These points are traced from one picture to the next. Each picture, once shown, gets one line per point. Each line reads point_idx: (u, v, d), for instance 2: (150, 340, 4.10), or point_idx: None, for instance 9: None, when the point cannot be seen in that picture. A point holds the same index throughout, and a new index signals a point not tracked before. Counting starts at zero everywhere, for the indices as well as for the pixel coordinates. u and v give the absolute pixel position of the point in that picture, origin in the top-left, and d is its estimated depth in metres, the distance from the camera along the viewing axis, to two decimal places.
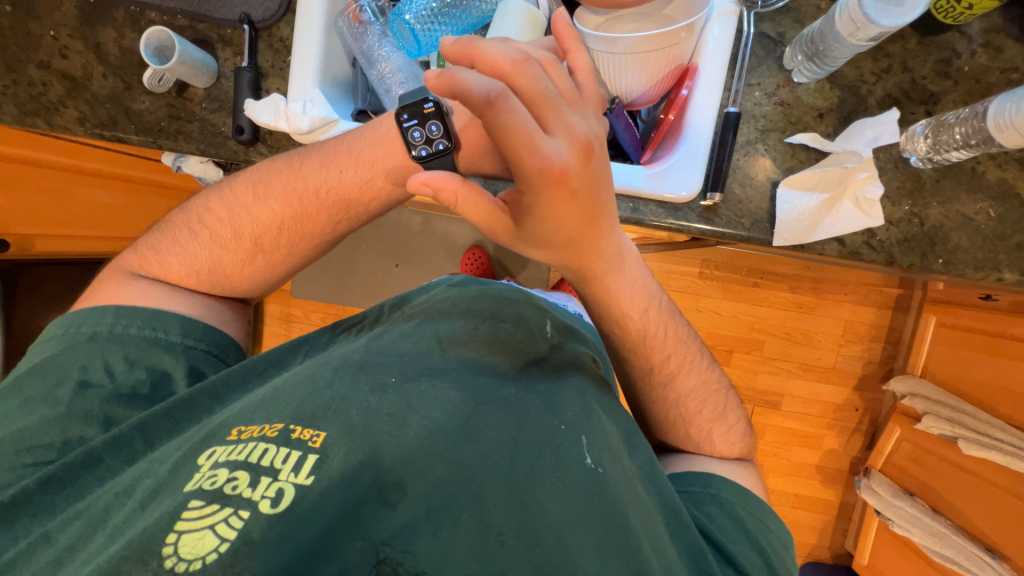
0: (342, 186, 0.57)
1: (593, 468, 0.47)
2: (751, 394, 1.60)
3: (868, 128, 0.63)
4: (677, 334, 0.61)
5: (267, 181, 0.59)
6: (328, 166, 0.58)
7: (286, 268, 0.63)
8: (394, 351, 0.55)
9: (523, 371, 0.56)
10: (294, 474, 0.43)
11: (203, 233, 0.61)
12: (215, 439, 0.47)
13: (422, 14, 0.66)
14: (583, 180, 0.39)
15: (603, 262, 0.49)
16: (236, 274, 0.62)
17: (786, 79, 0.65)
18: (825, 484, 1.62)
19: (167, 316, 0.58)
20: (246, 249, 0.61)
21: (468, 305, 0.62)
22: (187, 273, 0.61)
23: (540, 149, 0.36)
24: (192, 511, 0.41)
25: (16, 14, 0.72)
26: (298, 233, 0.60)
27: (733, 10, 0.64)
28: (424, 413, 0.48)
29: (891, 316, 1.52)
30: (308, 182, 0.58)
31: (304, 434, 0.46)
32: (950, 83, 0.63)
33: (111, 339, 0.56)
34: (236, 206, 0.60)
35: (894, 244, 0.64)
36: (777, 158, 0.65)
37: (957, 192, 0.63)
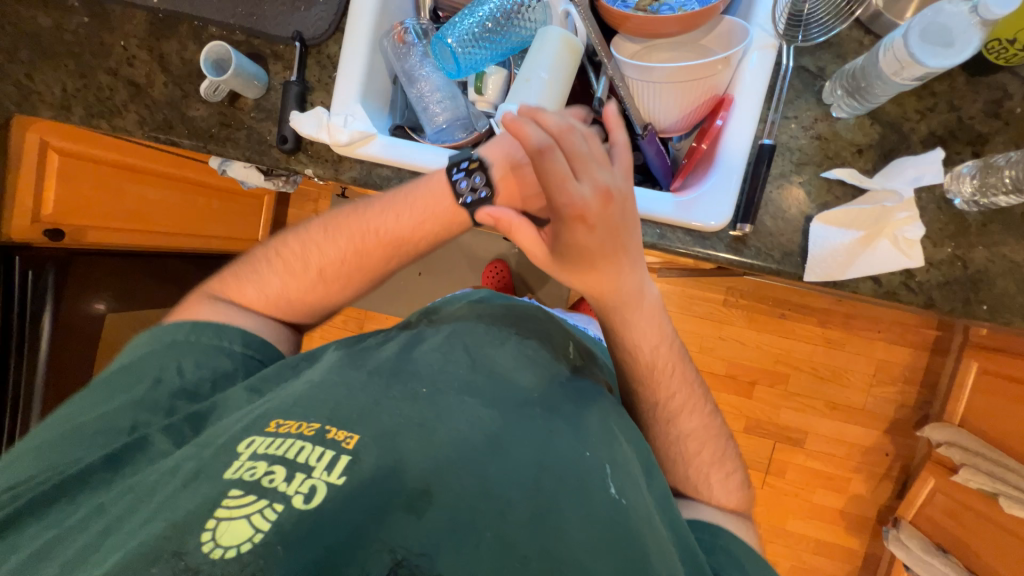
0: (399, 228, 0.63)
1: (617, 500, 0.47)
2: (772, 429, 1.54)
3: (910, 167, 0.61)
4: (690, 375, 0.62)
5: (338, 221, 0.66)
6: (385, 211, 0.64)
7: (335, 299, 0.68)
8: (428, 362, 0.56)
9: (551, 392, 0.55)
10: (327, 473, 0.44)
11: (278, 263, 0.67)
12: (252, 429, 0.48)
13: (465, 38, 0.67)
14: (601, 221, 0.47)
15: (624, 299, 0.54)
16: (298, 301, 0.66)
17: (824, 114, 0.64)
18: (849, 531, 1.54)
19: (232, 329, 0.62)
20: (310, 279, 0.66)
21: (496, 324, 0.63)
22: (255, 300, 0.66)
23: (569, 190, 0.46)
24: (231, 499, 0.42)
25: (93, 25, 0.79)
26: (358, 268, 0.65)
27: (772, 42, 0.63)
28: (452, 426, 0.49)
29: (928, 358, 1.45)
30: (369, 226, 0.64)
31: (338, 435, 0.47)
32: (1000, 125, 0.61)
33: (185, 345, 0.60)
34: (307, 242, 0.66)
35: (934, 286, 0.61)
36: (812, 193, 0.64)
37: (1005, 236, 0.60)
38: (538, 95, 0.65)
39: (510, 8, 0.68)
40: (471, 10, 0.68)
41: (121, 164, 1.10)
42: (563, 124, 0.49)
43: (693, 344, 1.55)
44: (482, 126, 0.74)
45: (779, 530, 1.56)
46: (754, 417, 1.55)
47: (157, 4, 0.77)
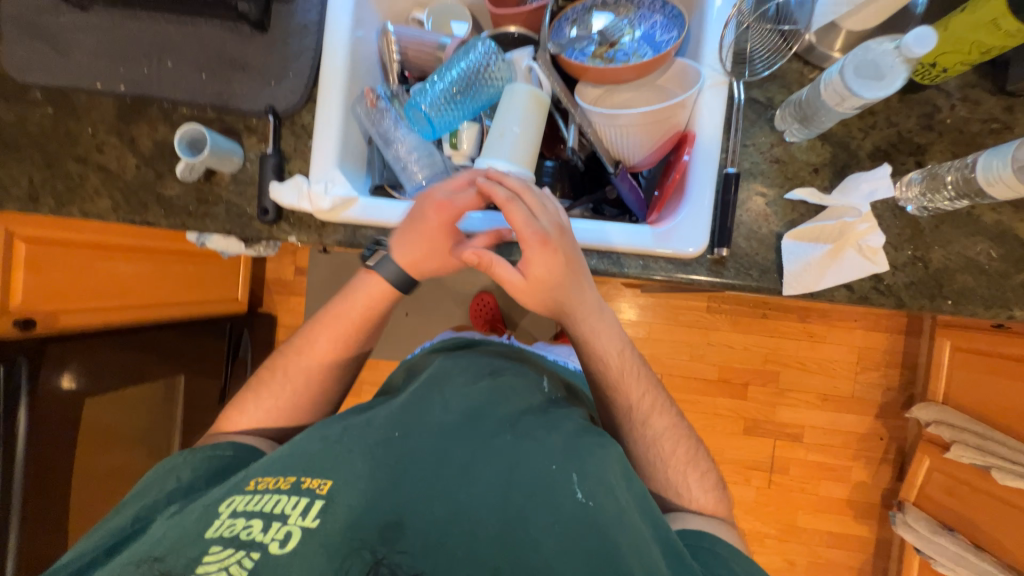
0: (352, 306, 0.73)
1: (584, 504, 0.47)
2: (770, 428, 1.57)
3: (863, 182, 0.66)
4: (648, 376, 0.68)
5: (312, 329, 0.75)
6: (343, 294, 0.75)
7: (325, 403, 0.76)
8: (408, 409, 0.57)
9: (522, 416, 0.57)
10: (302, 518, 0.46)
11: (261, 382, 0.74)
12: (234, 490, 0.50)
13: (436, 101, 0.71)
14: (560, 245, 0.59)
15: (587, 312, 0.64)
16: (289, 407, 0.72)
17: (778, 139, 0.69)
18: (858, 519, 1.56)
19: (224, 443, 0.66)
20: (290, 381, 0.73)
21: (471, 365, 0.65)
22: (255, 421, 0.71)
23: (534, 222, 0.58)
24: (211, 555, 0.44)
25: (57, 115, 0.78)
26: (328, 353, 0.74)
27: (722, 79, 0.68)
28: (422, 463, 0.51)
29: (904, 341, 1.52)
30: (329, 311, 0.74)
31: (313, 481, 0.49)
32: (935, 135, 0.67)
33: (185, 456, 0.64)
34: (279, 361, 0.74)
35: (902, 287, 0.65)
36: (778, 212, 0.68)
37: (957, 235, 0.65)
38: (511, 147, 0.68)
39: (477, 69, 0.70)
40: (440, 75, 0.71)
41: (94, 243, 1.10)
42: (520, 183, 0.61)
43: (684, 353, 1.58)
44: None
45: (791, 528, 1.57)
46: (752, 417, 1.57)
47: (124, 90, 0.77)
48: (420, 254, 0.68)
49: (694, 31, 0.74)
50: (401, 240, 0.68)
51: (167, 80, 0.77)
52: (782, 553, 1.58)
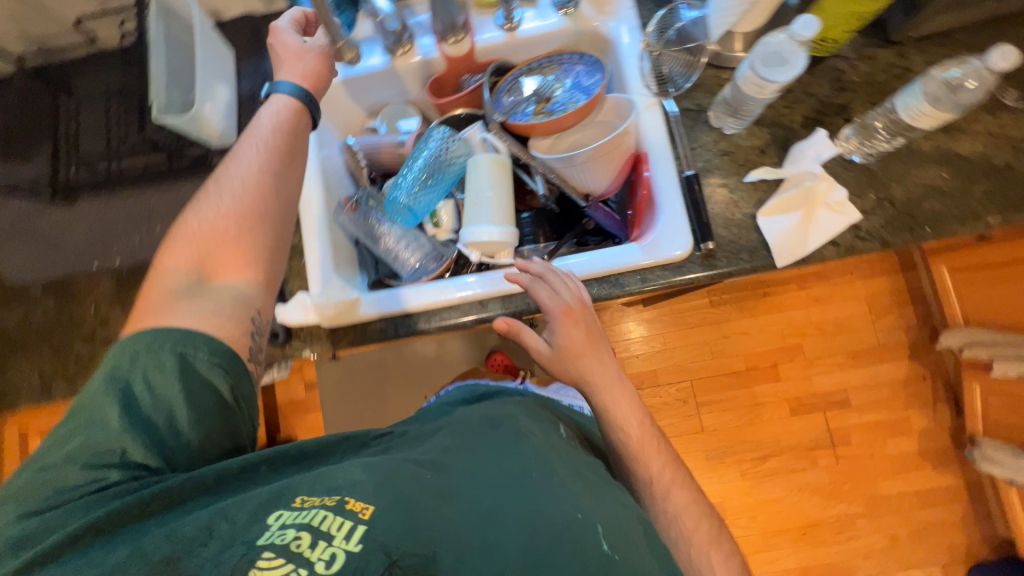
0: (251, 158, 0.61)
1: (610, 556, 0.45)
2: (815, 401, 1.54)
3: (808, 149, 0.71)
4: (666, 448, 0.71)
5: (234, 170, 0.60)
6: (245, 144, 0.62)
7: (270, 239, 0.59)
8: (449, 450, 0.53)
9: (548, 457, 0.53)
10: (346, 541, 0.41)
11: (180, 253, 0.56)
12: (277, 498, 0.44)
13: (410, 189, 0.78)
14: (581, 317, 0.68)
15: (608, 377, 0.70)
16: (231, 285, 0.56)
17: (719, 135, 0.75)
18: (938, 468, 1.49)
19: (195, 335, 0.51)
20: (213, 238, 0.57)
21: (489, 408, 0.60)
22: (189, 270, 0.55)
23: (558, 296, 0.68)
24: (262, 562, 0.40)
25: (58, 303, 0.80)
26: (246, 205, 0.58)
27: (653, 100, 0.76)
28: (456, 500, 0.47)
29: (903, 278, 1.55)
30: (229, 164, 0.61)
31: (357, 503, 0.43)
32: (850, 93, 0.74)
33: (140, 357, 0.50)
34: (192, 225, 0.58)
35: (880, 229, 0.69)
36: (744, 196, 0.72)
37: (906, 169, 0.71)
38: (489, 210, 0.73)
39: (440, 152, 0.77)
40: (408, 167, 0.78)
41: None
42: (546, 264, 0.70)
43: (705, 353, 1.57)
44: (450, 252, 0.81)
45: (877, 499, 1.49)
46: (794, 396, 1.54)
47: (119, 262, 0.80)
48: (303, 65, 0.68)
49: (614, 70, 0.83)
50: (287, 69, 0.67)
51: (158, 241, 0.81)
52: (880, 530, 1.48)
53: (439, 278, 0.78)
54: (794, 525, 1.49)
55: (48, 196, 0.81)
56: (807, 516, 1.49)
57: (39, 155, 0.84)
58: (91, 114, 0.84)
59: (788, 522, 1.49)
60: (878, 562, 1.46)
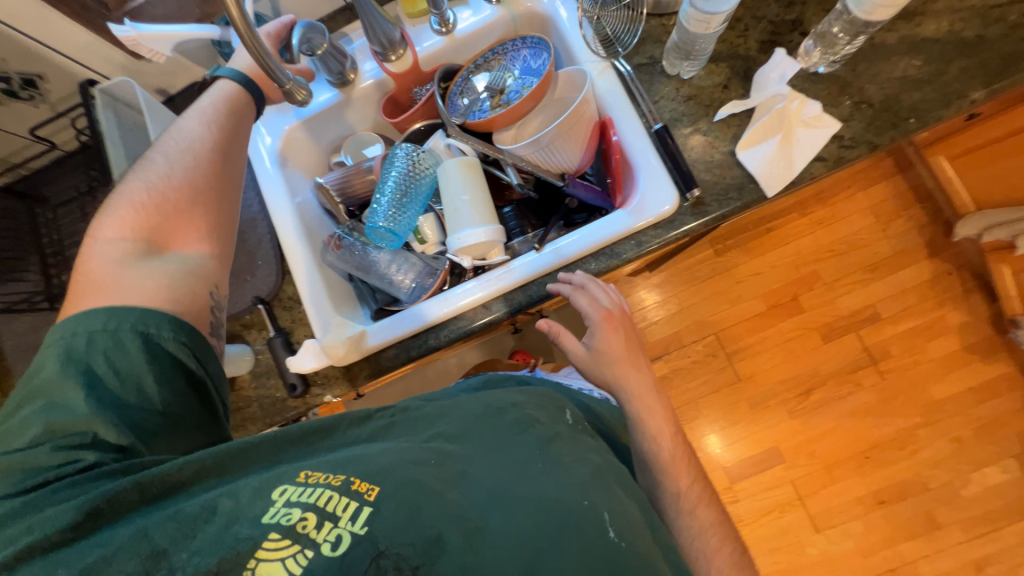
0: (198, 130, 0.62)
1: (616, 545, 0.42)
2: (844, 323, 1.51)
3: (771, 72, 0.70)
4: (695, 468, 0.72)
5: (180, 145, 0.60)
6: (188, 118, 0.63)
7: (221, 213, 0.61)
8: (454, 439, 0.49)
9: (554, 440, 0.49)
10: (351, 523, 0.39)
11: (125, 227, 0.55)
12: (280, 476, 0.42)
13: (389, 213, 0.76)
14: (619, 324, 0.73)
15: (643, 385, 0.72)
16: (190, 261, 0.57)
17: (679, 81, 0.73)
18: (988, 360, 1.45)
19: (159, 313, 0.51)
20: (164, 212, 0.56)
21: (491, 395, 0.55)
22: (136, 237, 0.55)
23: (599, 298, 0.70)
24: (269, 543, 0.38)
25: None
26: (200, 180, 0.59)
27: (605, 64, 0.75)
28: (465, 482, 0.44)
29: (902, 179, 1.51)
30: (173, 136, 0.61)
31: (362, 484, 0.41)
32: (801, 6, 0.72)
33: (102, 339, 0.48)
34: (137, 197, 0.56)
35: (864, 133, 0.67)
36: (719, 135, 0.71)
37: (876, 66, 0.69)
38: (470, 213, 0.73)
39: (408, 169, 0.77)
40: (381, 193, 0.77)
41: None
42: (585, 275, 0.71)
43: (723, 302, 1.55)
44: (441, 264, 0.80)
45: (932, 405, 1.45)
46: (823, 322, 1.51)
47: None
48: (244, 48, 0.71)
49: (560, 45, 0.82)
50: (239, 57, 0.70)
51: None
52: (944, 435, 1.44)
53: (438, 292, 0.78)
54: (855, 451, 1.46)
55: (46, 307, 0.82)
56: (865, 438, 1.46)
57: (30, 270, 0.85)
58: (69, 218, 0.85)
59: (849, 449, 1.46)
60: (949, 468, 1.42)
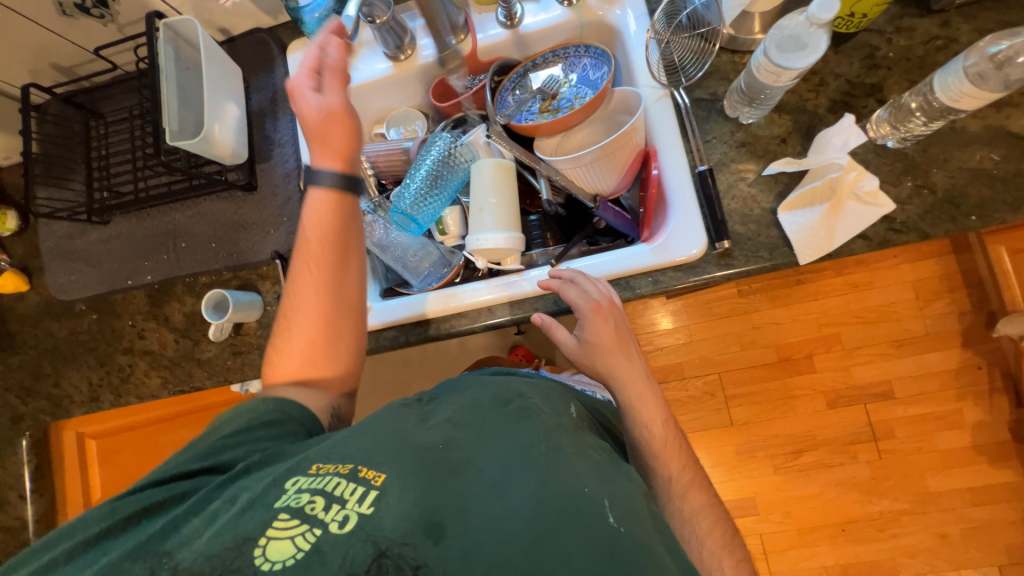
0: (315, 251, 0.64)
1: (615, 530, 0.40)
2: (855, 393, 1.46)
3: (834, 137, 0.65)
4: (687, 453, 0.69)
5: (306, 271, 0.63)
6: (306, 232, 0.65)
7: (341, 342, 0.63)
8: (461, 425, 0.51)
9: (557, 433, 0.50)
10: (358, 505, 0.41)
11: (284, 361, 0.62)
12: (296, 467, 0.46)
13: (415, 199, 0.75)
14: (610, 314, 0.67)
15: (633, 374, 0.69)
16: (327, 376, 0.62)
17: (736, 125, 0.70)
18: (996, 464, 1.39)
19: (292, 407, 0.57)
20: (305, 347, 0.62)
21: (497, 387, 0.57)
22: (288, 378, 0.61)
23: (586, 293, 0.67)
24: (280, 521, 0.41)
25: (101, 319, 0.86)
26: (325, 303, 0.62)
27: (663, 92, 0.72)
28: (469, 470, 0.45)
29: (956, 260, 1.43)
30: (302, 260, 0.64)
31: (369, 471, 0.44)
32: (885, 71, 0.68)
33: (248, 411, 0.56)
34: (287, 337, 0.63)
35: (918, 219, 0.64)
36: (764, 190, 0.68)
37: (950, 152, 0.64)
38: (494, 217, 0.72)
39: (444, 158, 0.77)
40: (411, 177, 0.77)
41: (150, 420, 1.12)
42: (576, 270, 0.70)
43: (734, 344, 1.51)
44: (457, 258, 0.81)
45: (925, 496, 1.40)
46: (831, 388, 1.47)
47: (151, 279, 0.85)
48: (330, 146, 0.66)
49: (623, 61, 0.79)
50: (315, 150, 0.66)
51: (184, 258, 0.85)
52: (929, 528, 1.39)
53: (450, 283, 0.79)
54: (832, 521, 1.43)
55: (86, 220, 0.86)
56: (846, 512, 1.43)
57: (75, 179, 0.89)
58: (119, 137, 0.88)
59: (827, 518, 1.44)
60: (924, 561, 1.39)
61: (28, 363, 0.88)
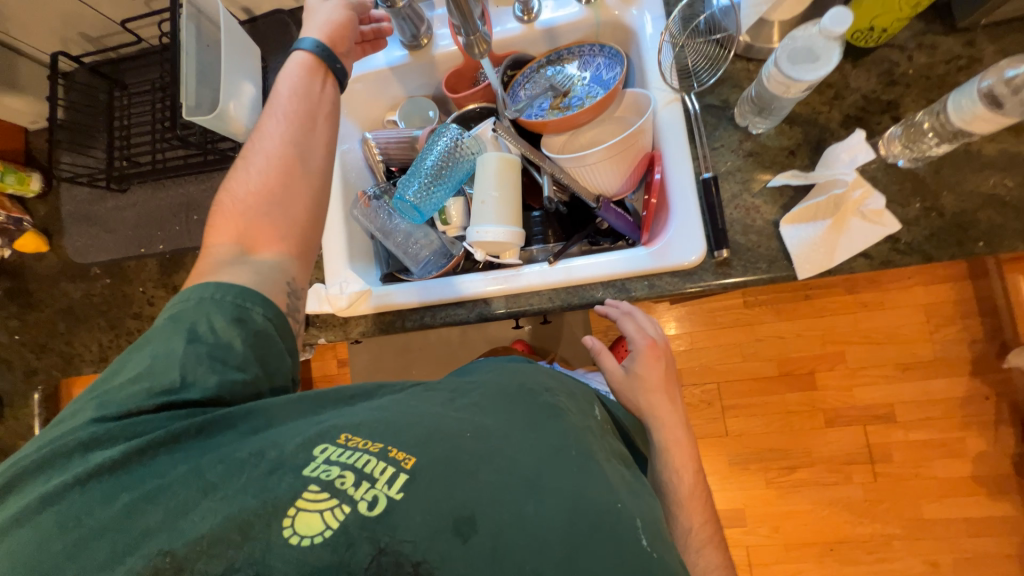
0: (283, 118, 0.61)
1: (647, 553, 0.37)
2: (855, 414, 1.44)
3: (842, 152, 0.64)
4: (709, 505, 0.69)
5: (273, 137, 0.60)
6: (274, 102, 0.62)
7: (301, 209, 0.60)
8: (489, 411, 0.46)
9: (586, 438, 0.46)
10: (389, 488, 0.37)
11: (228, 230, 0.56)
12: (322, 434, 0.41)
13: (420, 189, 0.76)
14: (662, 355, 0.72)
15: (674, 421, 0.69)
16: (276, 247, 0.57)
17: (745, 134, 0.70)
18: (995, 497, 1.36)
19: (252, 292, 0.52)
20: (260, 213, 0.57)
21: (525, 376, 0.53)
22: (232, 247, 0.56)
23: (643, 329, 0.71)
24: (309, 494, 0.37)
25: (113, 283, 0.90)
26: (291, 171, 0.60)
27: (674, 96, 0.72)
28: (502, 458, 0.40)
29: (972, 286, 1.39)
30: (265, 128, 0.61)
31: (400, 451, 0.39)
32: (903, 88, 0.66)
33: (211, 305, 0.50)
34: (237, 202, 0.58)
35: (923, 241, 0.63)
36: (768, 201, 0.67)
37: (963, 175, 0.63)
38: (495, 210, 0.73)
39: (450, 149, 0.77)
40: (417, 166, 0.78)
41: None
42: (631, 303, 0.72)
43: (735, 355, 1.50)
44: (457, 249, 0.83)
45: (918, 523, 1.39)
46: (831, 406, 1.45)
47: (164, 248, 0.88)
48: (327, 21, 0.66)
49: (637, 63, 0.79)
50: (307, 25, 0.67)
51: (196, 230, 0.88)
52: (919, 555, 1.38)
53: (450, 273, 0.80)
54: (821, 540, 1.42)
55: (106, 186, 0.88)
56: (836, 532, 1.42)
57: (97, 147, 0.92)
58: (142, 108, 0.91)
59: (816, 536, 1.43)
60: None
61: (44, 320, 0.91)
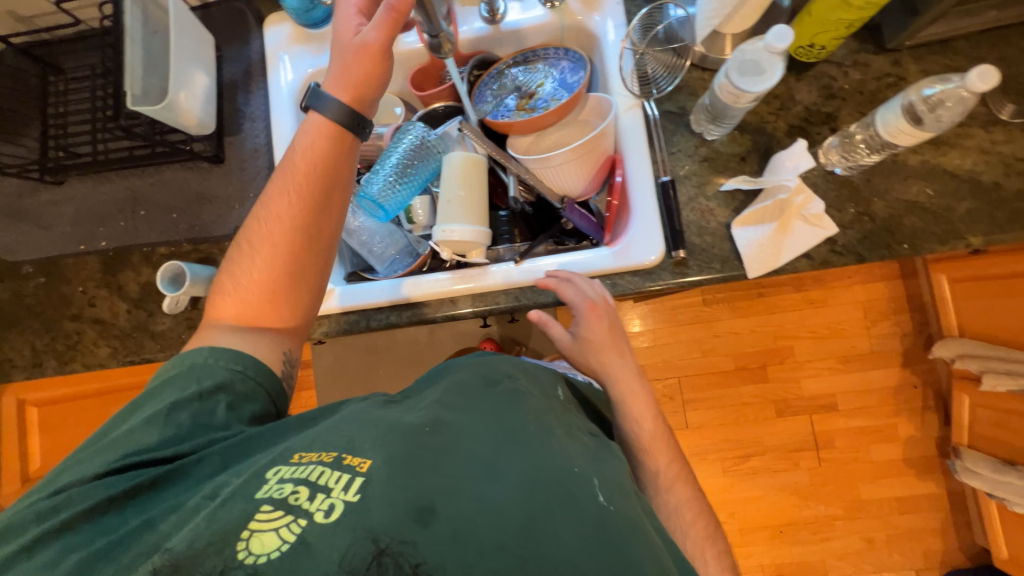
0: (292, 183, 0.59)
1: (606, 509, 0.38)
2: (802, 404, 1.54)
3: (786, 159, 0.68)
4: (674, 447, 0.69)
5: (280, 205, 0.58)
6: (285, 167, 0.60)
7: (305, 286, 0.59)
8: (450, 405, 0.46)
9: (547, 415, 0.47)
10: (345, 493, 0.36)
11: (233, 301, 0.58)
12: (278, 457, 0.41)
13: (384, 185, 0.75)
14: (604, 313, 0.70)
15: (625, 374, 0.71)
16: (275, 320, 0.59)
17: (700, 140, 0.73)
18: (922, 476, 1.49)
19: (246, 357, 0.54)
20: (263, 288, 0.58)
21: (486, 365, 0.53)
22: (234, 318, 0.57)
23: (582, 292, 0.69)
24: (262, 515, 0.36)
25: (49, 283, 0.83)
26: (297, 245, 0.58)
27: (634, 102, 0.75)
28: (460, 451, 0.40)
29: (903, 285, 1.52)
30: (275, 194, 0.59)
31: (355, 457, 0.39)
32: (840, 101, 0.72)
33: (202, 368, 0.52)
34: (244, 274, 0.58)
35: (857, 244, 0.68)
36: (721, 205, 0.71)
37: (890, 183, 0.69)
38: (461, 210, 0.73)
39: (416, 147, 0.77)
40: (382, 163, 0.76)
41: None
42: (577, 272, 0.71)
43: (695, 351, 1.57)
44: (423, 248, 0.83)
45: (857, 503, 1.50)
46: (781, 398, 1.55)
47: (106, 245, 0.83)
48: (347, 71, 0.60)
49: (600, 68, 0.82)
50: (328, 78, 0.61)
51: (143, 227, 0.83)
52: (857, 533, 1.49)
53: (416, 271, 0.79)
54: (771, 523, 1.52)
55: (39, 178, 0.82)
56: (785, 515, 1.51)
57: (28, 135, 0.85)
58: (80, 95, 0.85)
59: (767, 520, 1.52)
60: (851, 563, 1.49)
61: None
